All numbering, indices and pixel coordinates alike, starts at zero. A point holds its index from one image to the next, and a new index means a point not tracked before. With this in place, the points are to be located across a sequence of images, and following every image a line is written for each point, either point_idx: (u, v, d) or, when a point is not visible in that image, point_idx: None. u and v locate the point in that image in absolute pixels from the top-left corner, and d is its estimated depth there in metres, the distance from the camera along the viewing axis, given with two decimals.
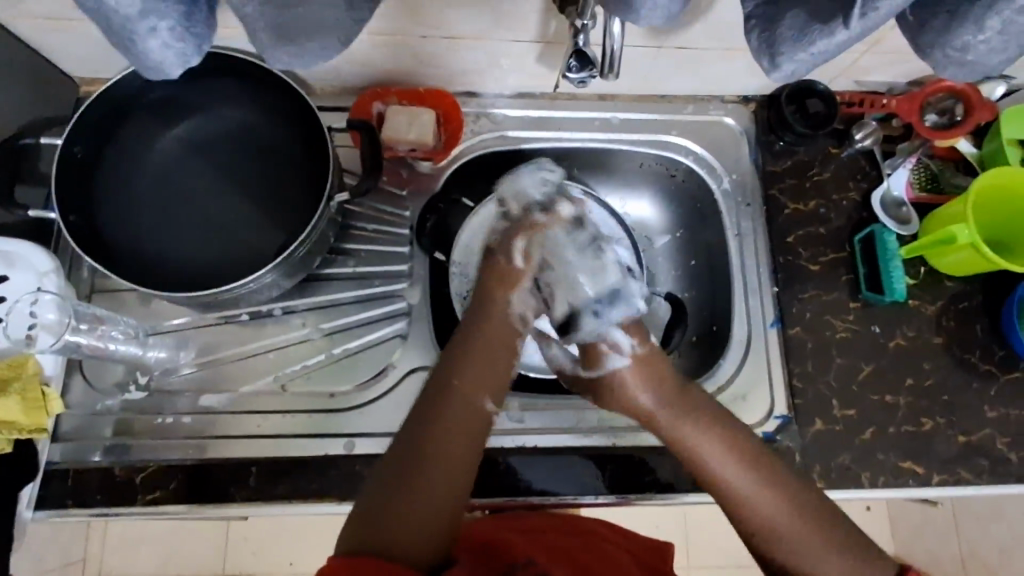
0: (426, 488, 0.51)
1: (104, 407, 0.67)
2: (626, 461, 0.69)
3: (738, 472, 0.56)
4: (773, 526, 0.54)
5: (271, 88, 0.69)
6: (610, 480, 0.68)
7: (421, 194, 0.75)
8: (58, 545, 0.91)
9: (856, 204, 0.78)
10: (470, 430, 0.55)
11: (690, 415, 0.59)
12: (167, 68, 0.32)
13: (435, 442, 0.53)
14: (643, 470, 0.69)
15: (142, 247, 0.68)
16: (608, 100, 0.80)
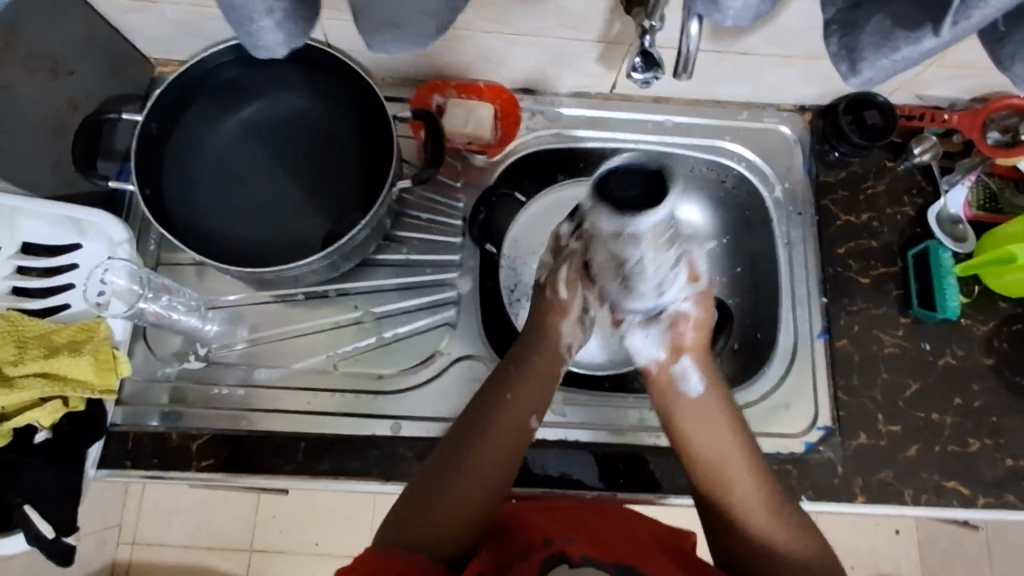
0: (462, 492, 0.57)
1: (162, 375, 0.69)
2: (636, 460, 0.69)
3: (739, 484, 0.59)
4: (756, 536, 0.58)
5: (336, 76, 0.70)
6: (619, 478, 0.69)
7: (474, 186, 0.77)
8: (97, 508, 0.90)
9: (910, 218, 0.77)
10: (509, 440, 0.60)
11: (707, 412, 0.62)
12: (276, 49, 0.34)
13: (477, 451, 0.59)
14: (648, 472, 0.69)
15: (207, 224, 0.70)
16: (662, 102, 0.80)
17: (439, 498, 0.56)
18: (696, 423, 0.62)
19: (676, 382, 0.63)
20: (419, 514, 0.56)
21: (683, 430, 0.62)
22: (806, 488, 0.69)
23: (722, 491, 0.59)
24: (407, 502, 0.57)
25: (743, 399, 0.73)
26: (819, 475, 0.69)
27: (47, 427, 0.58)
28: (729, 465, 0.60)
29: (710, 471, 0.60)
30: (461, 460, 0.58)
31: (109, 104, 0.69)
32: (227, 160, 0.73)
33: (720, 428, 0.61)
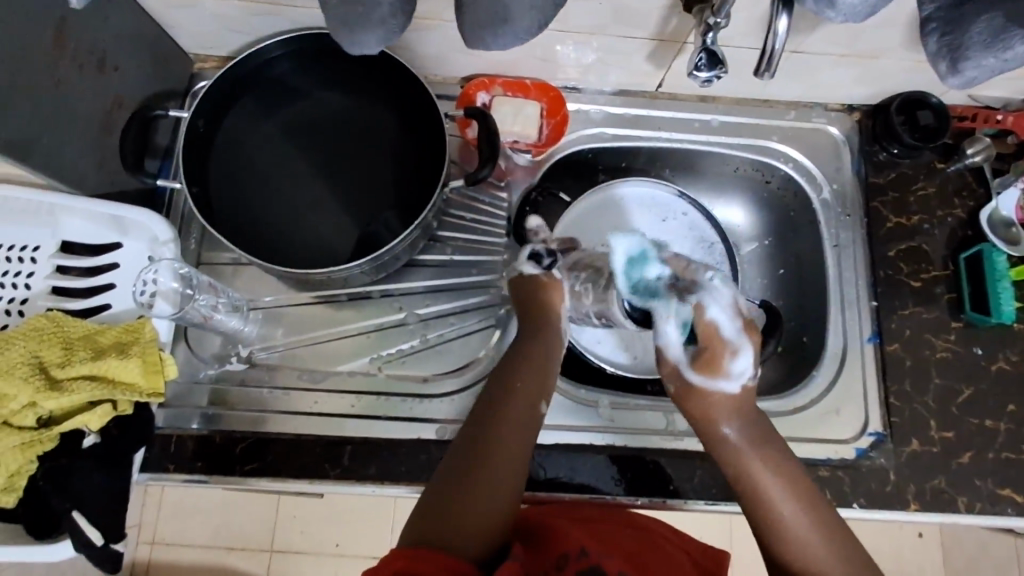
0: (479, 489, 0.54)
1: (204, 377, 0.68)
2: (652, 466, 0.67)
3: (790, 505, 0.55)
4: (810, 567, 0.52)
5: (393, 75, 0.71)
6: (641, 483, 0.66)
7: (518, 186, 0.76)
8: None
9: (961, 221, 0.76)
10: (519, 435, 0.58)
11: (753, 444, 0.58)
12: (372, 45, 0.38)
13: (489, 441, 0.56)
14: (665, 478, 0.67)
15: (245, 220, 0.68)
16: (709, 102, 0.78)
17: (457, 504, 0.53)
18: (739, 454, 0.58)
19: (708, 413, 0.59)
20: (434, 518, 0.52)
21: (730, 460, 0.58)
22: (858, 495, 0.67)
23: (767, 521, 0.55)
24: (423, 505, 0.54)
25: (792, 404, 0.72)
26: (871, 482, 0.68)
27: (94, 431, 0.57)
28: (775, 493, 0.55)
29: (755, 497, 0.56)
30: (472, 458, 0.55)
31: (152, 100, 0.68)
32: (265, 154, 0.70)
33: (762, 459, 0.57)
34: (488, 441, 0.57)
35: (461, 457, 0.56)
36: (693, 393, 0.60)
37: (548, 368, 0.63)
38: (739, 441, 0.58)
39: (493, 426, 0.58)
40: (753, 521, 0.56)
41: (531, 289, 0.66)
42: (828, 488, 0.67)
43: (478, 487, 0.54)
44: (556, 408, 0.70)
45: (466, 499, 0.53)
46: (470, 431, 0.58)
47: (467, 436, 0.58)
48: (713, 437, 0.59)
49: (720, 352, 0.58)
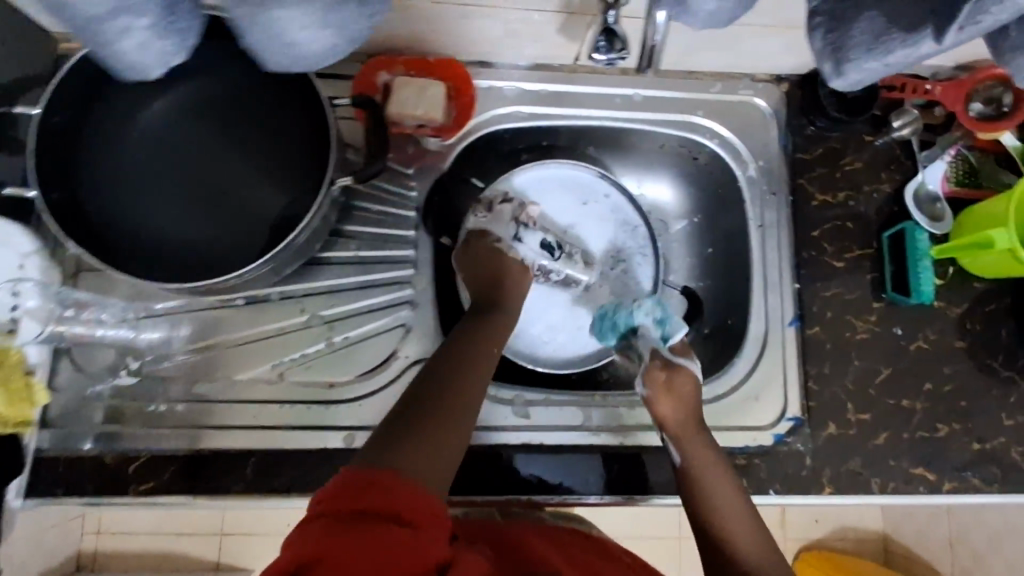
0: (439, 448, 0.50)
1: (94, 392, 0.63)
2: (627, 459, 0.67)
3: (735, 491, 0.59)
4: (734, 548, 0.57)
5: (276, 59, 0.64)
6: (604, 478, 0.66)
7: (427, 172, 0.71)
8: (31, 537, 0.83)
9: (887, 196, 0.73)
10: (478, 390, 0.56)
11: (696, 439, 0.61)
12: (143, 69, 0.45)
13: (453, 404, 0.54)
14: (643, 471, 0.66)
15: (136, 222, 0.65)
16: (631, 75, 0.74)
17: (420, 440, 0.49)
18: (686, 442, 0.61)
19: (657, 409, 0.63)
20: (395, 447, 0.48)
21: (688, 449, 0.61)
22: (775, 481, 0.67)
23: (705, 503, 0.59)
24: (382, 432, 0.50)
25: (712, 392, 0.71)
26: (788, 467, 0.68)
27: None
28: (713, 483, 0.59)
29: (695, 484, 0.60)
30: (433, 405, 0.53)
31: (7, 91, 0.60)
32: (155, 149, 0.66)
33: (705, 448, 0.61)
34: (450, 392, 0.54)
35: (419, 403, 0.53)
36: (662, 390, 0.64)
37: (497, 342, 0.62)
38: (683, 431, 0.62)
39: (453, 377, 0.56)
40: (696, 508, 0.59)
41: (506, 268, 0.68)
42: (744, 476, 0.67)
43: (442, 434, 0.51)
44: None
45: (431, 437, 0.50)
46: (432, 380, 0.56)
47: (427, 383, 0.55)
48: (674, 429, 0.62)
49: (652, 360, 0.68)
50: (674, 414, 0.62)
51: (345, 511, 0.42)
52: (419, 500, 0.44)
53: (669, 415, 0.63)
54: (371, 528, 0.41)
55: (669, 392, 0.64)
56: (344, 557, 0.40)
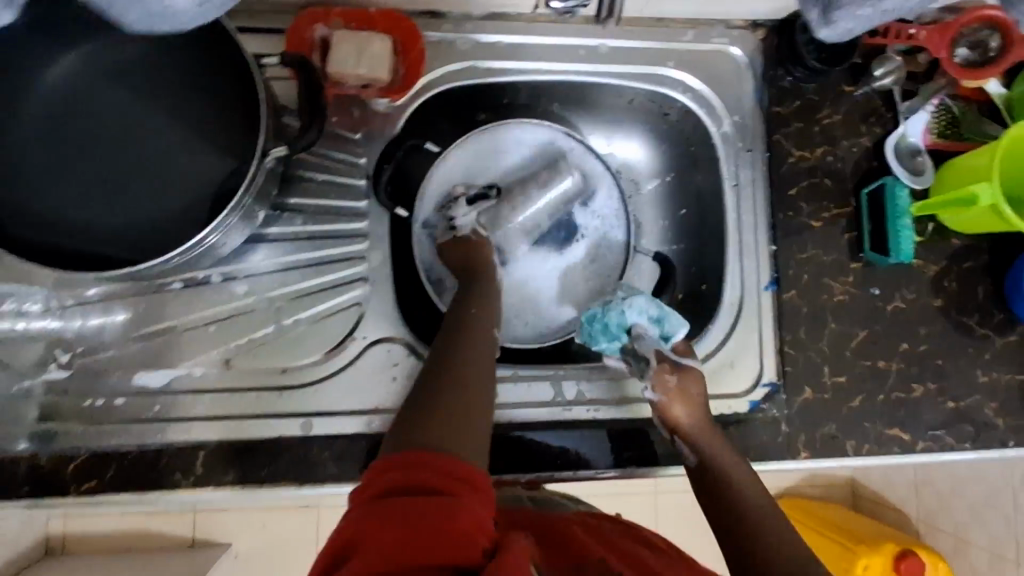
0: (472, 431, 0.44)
1: (22, 390, 0.59)
2: (614, 433, 0.64)
3: (752, 481, 0.56)
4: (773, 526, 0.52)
5: None
6: (592, 453, 0.64)
7: (376, 136, 0.65)
8: None
9: (866, 150, 0.70)
10: (490, 361, 0.52)
11: (708, 434, 0.60)
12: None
13: (464, 374, 0.49)
14: (642, 440, 0.64)
15: (55, 203, 0.58)
16: (596, 23, 0.68)
17: (441, 415, 0.44)
18: (696, 433, 0.60)
19: (668, 403, 0.61)
20: (417, 423, 0.43)
21: (703, 450, 0.59)
22: (750, 450, 0.66)
23: (731, 498, 0.55)
24: (403, 413, 0.46)
25: None
26: (763, 434, 0.66)
27: None
28: (737, 473, 0.57)
29: (716, 476, 0.57)
30: (446, 378, 0.48)
31: None
32: (69, 120, 0.60)
33: (719, 441, 0.59)
34: (460, 364, 0.50)
35: (433, 378, 0.48)
36: (675, 394, 0.61)
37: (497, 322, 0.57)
38: (694, 423, 0.60)
39: (462, 350, 0.51)
40: (719, 502, 0.55)
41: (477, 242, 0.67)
42: None
43: (465, 405, 0.46)
44: None
45: (452, 408, 0.45)
46: (441, 356, 0.51)
47: (436, 361, 0.51)
48: (689, 429, 0.60)
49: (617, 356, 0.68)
50: (682, 407, 0.61)
51: (386, 489, 0.39)
52: (456, 469, 0.40)
53: (678, 409, 0.61)
54: (409, 504, 0.37)
55: (682, 394, 0.61)
56: (387, 538, 0.36)
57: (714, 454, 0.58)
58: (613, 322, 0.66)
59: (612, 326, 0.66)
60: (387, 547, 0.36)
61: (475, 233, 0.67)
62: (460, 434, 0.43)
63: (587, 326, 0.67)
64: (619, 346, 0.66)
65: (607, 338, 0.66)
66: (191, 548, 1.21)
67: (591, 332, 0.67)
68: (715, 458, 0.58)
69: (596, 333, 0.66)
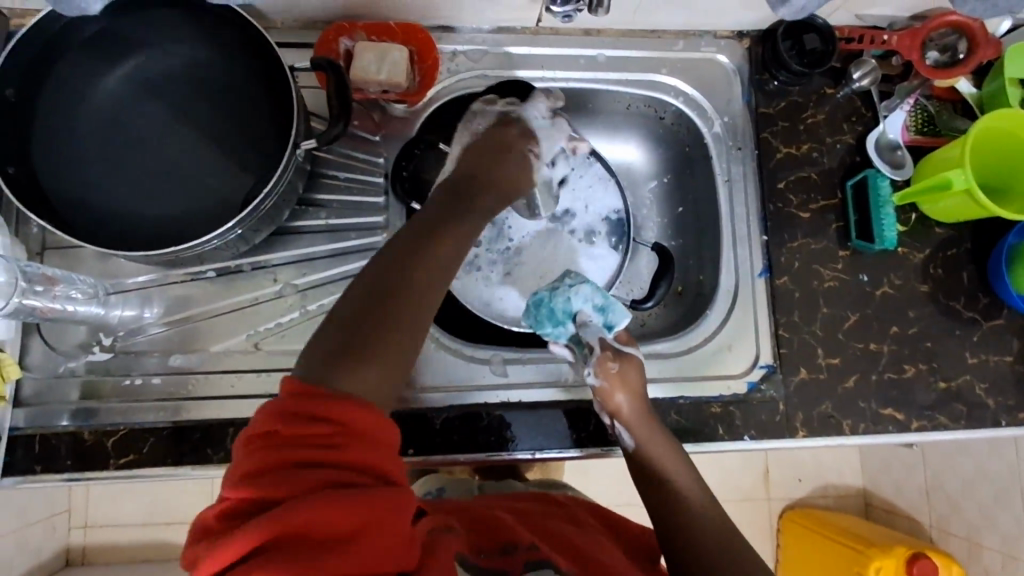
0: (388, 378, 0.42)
1: (67, 370, 0.63)
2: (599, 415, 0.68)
3: (682, 468, 0.60)
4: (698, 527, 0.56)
5: (221, 24, 0.64)
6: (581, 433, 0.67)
7: (395, 139, 0.71)
8: None
9: (849, 146, 0.75)
10: (433, 290, 0.47)
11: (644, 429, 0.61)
12: None
13: (398, 310, 0.44)
14: (588, 420, 0.67)
15: (104, 201, 0.65)
16: (594, 35, 0.74)
17: (365, 362, 0.41)
18: (633, 423, 0.61)
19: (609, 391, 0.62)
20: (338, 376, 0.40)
21: (641, 439, 0.61)
22: (750, 427, 0.69)
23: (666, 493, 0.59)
24: (327, 350, 0.42)
25: (686, 344, 0.72)
26: (763, 414, 0.69)
27: None
28: (675, 471, 0.60)
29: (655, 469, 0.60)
30: (387, 309, 0.44)
31: None
32: (118, 126, 0.67)
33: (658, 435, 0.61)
34: (410, 293, 0.45)
35: (369, 310, 0.44)
36: (616, 382, 0.62)
37: (466, 249, 0.52)
38: (632, 412, 0.62)
39: (411, 275, 0.46)
40: (654, 491, 0.60)
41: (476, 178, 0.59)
42: (720, 424, 0.69)
43: (392, 348, 0.43)
44: (449, 369, 0.69)
45: (382, 355, 0.42)
46: (383, 280, 0.45)
47: (373, 281, 0.45)
48: (627, 416, 0.62)
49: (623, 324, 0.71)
50: (622, 394, 0.62)
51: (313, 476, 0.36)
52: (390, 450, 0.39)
53: (619, 396, 0.62)
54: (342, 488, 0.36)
55: (622, 382, 0.62)
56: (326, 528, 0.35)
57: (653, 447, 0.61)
58: (559, 308, 0.67)
59: (557, 311, 0.67)
60: (320, 533, 0.35)
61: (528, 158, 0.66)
62: (384, 384, 0.41)
63: (534, 309, 0.68)
64: (564, 331, 0.67)
65: (552, 323, 0.67)
66: None
67: (538, 316, 0.68)
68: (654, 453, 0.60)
69: (541, 317, 0.67)
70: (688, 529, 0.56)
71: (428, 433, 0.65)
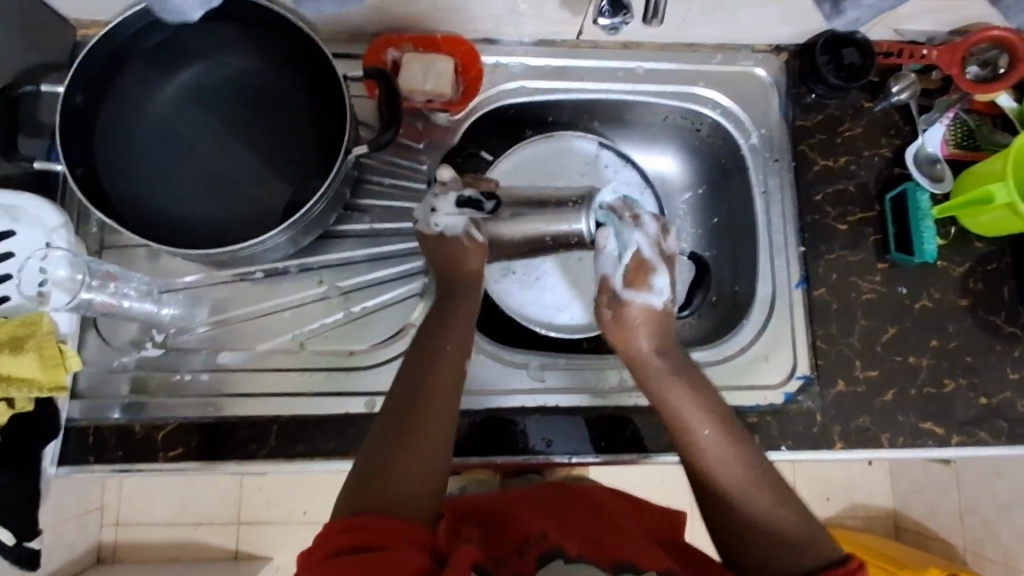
0: (411, 471, 0.50)
1: (119, 364, 0.66)
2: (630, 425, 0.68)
3: (706, 433, 0.57)
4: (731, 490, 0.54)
5: (275, 35, 0.67)
6: (616, 439, 0.67)
7: (437, 146, 0.73)
8: None
9: (887, 160, 0.75)
10: (452, 401, 0.55)
11: (659, 370, 0.61)
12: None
13: (419, 413, 0.53)
14: (624, 426, 0.68)
15: (160, 203, 0.67)
16: (632, 49, 0.76)
17: (392, 463, 0.50)
18: (654, 367, 0.61)
19: (626, 327, 0.63)
20: (374, 483, 0.49)
21: (656, 386, 0.60)
22: (786, 438, 0.69)
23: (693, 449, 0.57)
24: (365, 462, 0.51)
25: (723, 353, 0.72)
26: (799, 425, 0.69)
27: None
28: (693, 417, 0.58)
29: (673, 417, 0.59)
30: (413, 418, 0.53)
31: (28, 76, 0.64)
32: (173, 131, 0.69)
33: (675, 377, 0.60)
34: (425, 399, 0.54)
35: (400, 419, 0.53)
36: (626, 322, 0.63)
37: (471, 337, 0.60)
38: (653, 356, 0.62)
39: (430, 390, 0.55)
40: (682, 457, 0.58)
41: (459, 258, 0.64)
42: (755, 434, 0.68)
43: (414, 443, 0.51)
44: (487, 374, 0.70)
45: (410, 453, 0.50)
46: (404, 393, 0.55)
47: (396, 403, 0.54)
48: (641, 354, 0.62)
49: (643, 268, 0.63)
50: (639, 330, 0.62)
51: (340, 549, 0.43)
52: (421, 534, 0.46)
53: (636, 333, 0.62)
54: (372, 556, 0.42)
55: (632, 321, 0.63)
56: None
57: (670, 392, 0.59)
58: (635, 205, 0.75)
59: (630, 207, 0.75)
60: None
61: (468, 233, 0.65)
62: (411, 476, 0.49)
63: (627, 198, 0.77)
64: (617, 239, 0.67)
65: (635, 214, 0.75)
66: (235, 561, 1.23)
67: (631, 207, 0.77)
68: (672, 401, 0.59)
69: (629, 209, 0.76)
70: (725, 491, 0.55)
71: (465, 435, 0.66)
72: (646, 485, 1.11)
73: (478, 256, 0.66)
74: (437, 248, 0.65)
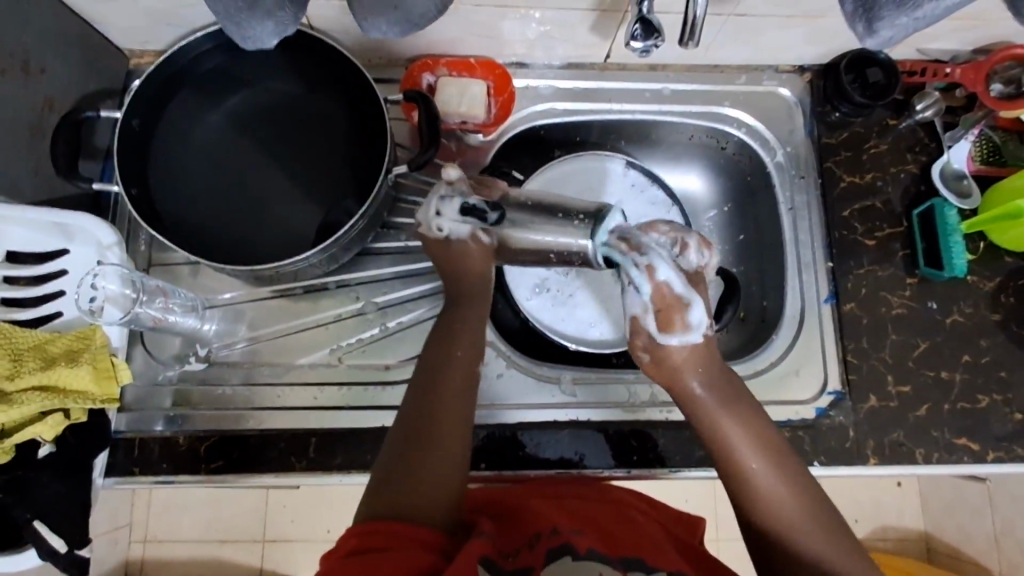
0: (426, 480, 0.51)
1: (163, 378, 0.68)
2: (649, 439, 0.68)
3: (753, 463, 0.56)
4: (781, 523, 0.54)
5: (318, 61, 0.70)
6: (644, 454, 0.68)
7: (469, 166, 0.75)
8: None
9: (913, 176, 0.76)
10: (465, 410, 0.55)
11: (707, 403, 0.58)
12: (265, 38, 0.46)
13: (434, 416, 0.54)
14: (648, 444, 0.68)
15: (203, 222, 0.70)
16: (659, 70, 0.78)
17: (410, 476, 0.51)
18: (701, 398, 0.59)
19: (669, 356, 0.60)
20: (392, 490, 0.50)
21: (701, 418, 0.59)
22: (819, 453, 0.68)
23: (746, 488, 0.56)
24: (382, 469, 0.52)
25: (754, 368, 0.73)
26: (832, 440, 0.69)
27: (49, 441, 0.59)
28: (741, 449, 0.57)
29: (722, 451, 0.57)
30: (430, 428, 0.53)
31: (86, 102, 0.67)
32: (215, 153, 0.72)
33: (726, 409, 0.58)
34: (437, 402, 0.55)
35: (413, 426, 0.54)
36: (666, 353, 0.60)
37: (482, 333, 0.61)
38: (700, 388, 0.59)
39: (442, 397, 0.55)
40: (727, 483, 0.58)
41: (466, 261, 0.63)
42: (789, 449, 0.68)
43: (426, 451, 0.52)
44: (519, 389, 0.71)
45: (427, 461, 0.52)
46: (416, 396, 0.56)
47: (414, 415, 0.55)
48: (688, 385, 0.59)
49: (673, 306, 0.60)
50: (685, 362, 0.59)
51: (353, 551, 0.46)
52: (427, 537, 0.47)
53: (681, 365, 0.59)
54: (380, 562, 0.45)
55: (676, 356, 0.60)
56: None
57: (719, 424, 0.58)
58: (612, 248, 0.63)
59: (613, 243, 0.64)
60: None
61: (473, 237, 0.62)
62: (427, 482, 0.51)
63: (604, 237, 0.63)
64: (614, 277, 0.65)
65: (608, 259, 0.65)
66: None
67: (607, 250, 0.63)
68: (720, 435, 0.57)
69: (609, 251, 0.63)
70: (776, 524, 0.54)
71: (499, 449, 0.67)
72: (675, 502, 1.10)
73: (483, 259, 0.63)
74: (443, 253, 0.63)
